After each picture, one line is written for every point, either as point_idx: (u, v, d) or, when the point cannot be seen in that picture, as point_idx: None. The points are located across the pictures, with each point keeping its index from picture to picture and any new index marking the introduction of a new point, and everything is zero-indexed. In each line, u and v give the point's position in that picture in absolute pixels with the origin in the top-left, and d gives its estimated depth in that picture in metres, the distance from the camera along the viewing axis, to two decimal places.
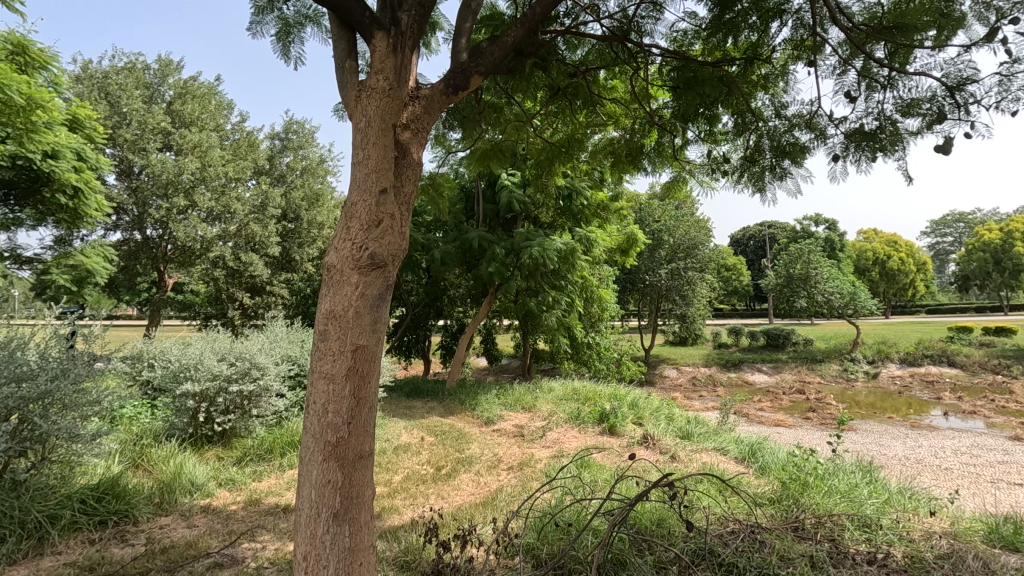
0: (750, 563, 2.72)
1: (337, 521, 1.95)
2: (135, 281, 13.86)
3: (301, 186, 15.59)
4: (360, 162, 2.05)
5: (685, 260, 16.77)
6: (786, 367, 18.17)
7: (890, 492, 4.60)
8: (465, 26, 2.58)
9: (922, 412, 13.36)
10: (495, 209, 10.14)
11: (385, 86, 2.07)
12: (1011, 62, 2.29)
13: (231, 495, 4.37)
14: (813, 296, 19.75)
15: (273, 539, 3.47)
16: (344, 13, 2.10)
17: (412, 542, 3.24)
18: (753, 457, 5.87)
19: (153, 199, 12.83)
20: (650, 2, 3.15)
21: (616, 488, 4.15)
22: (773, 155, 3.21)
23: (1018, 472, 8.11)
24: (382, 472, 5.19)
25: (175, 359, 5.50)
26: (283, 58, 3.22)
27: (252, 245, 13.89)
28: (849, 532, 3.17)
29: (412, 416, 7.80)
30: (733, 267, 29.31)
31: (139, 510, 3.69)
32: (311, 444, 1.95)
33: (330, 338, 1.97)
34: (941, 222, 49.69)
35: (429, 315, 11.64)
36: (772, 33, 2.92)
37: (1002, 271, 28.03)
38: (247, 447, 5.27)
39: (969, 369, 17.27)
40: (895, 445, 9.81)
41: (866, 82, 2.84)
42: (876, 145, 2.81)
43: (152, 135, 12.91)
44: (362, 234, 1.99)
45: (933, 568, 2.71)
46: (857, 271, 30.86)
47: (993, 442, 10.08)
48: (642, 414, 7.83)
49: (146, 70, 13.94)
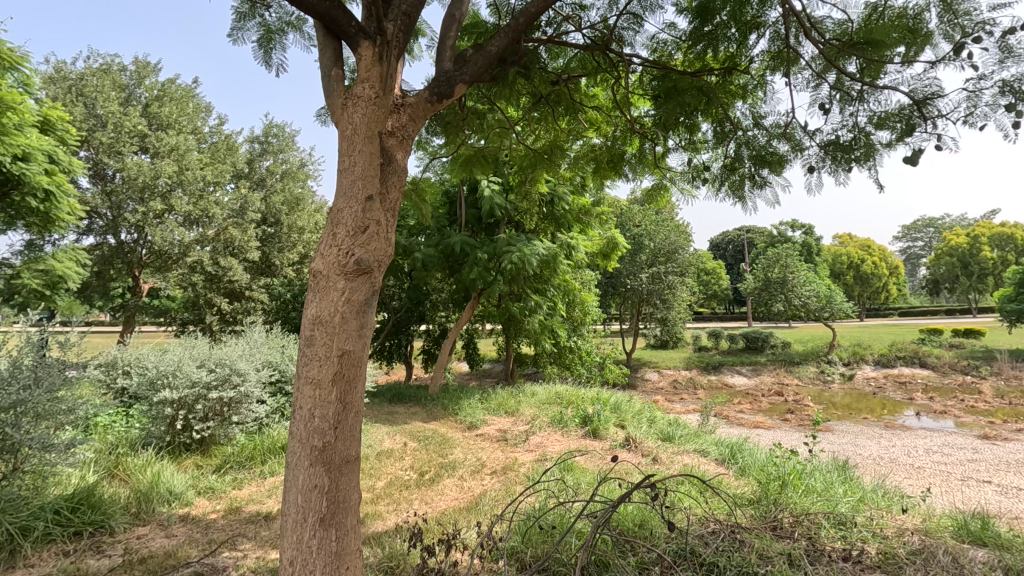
0: (730, 562, 2.77)
1: (324, 526, 1.95)
2: (109, 286, 13.60)
3: (281, 191, 15.44)
4: (346, 169, 2.07)
5: (666, 264, 17.00)
6: (764, 369, 18.51)
7: (864, 490, 4.73)
8: (449, 33, 2.61)
9: (896, 412, 13.70)
10: (477, 213, 10.18)
11: (371, 94, 2.10)
12: (976, 79, 2.41)
13: (211, 503, 4.32)
14: (791, 299, 20.15)
15: (255, 547, 3.45)
16: (329, 22, 2.12)
17: (396, 548, 3.25)
18: (733, 458, 6.00)
19: (127, 203, 12.62)
20: (630, 13, 3.22)
21: (598, 490, 4.26)
22: (752, 163, 3.29)
23: (986, 469, 8.36)
24: (366, 478, 5.17)
25: (152, 366, 5.42)
26: (264, 65, 3.20)
27: (231, 250, 13.53)
28: (826, 530, 3.25)
29: (394, 422, 7.77)
30: (713, 271, 29.70)
31: (116, 521, 3.63)
32: (297, 449, 1.96)
33: (316, 343, 1.98)
34: (912, 227, 51.20)
35: (411, 321, 11.66)
36: (750, 45, 3.00)
37: (970, 275, 28.93)
38: (227, 454, 5.20)
39: (939, 370, 17.77)
40: (871, 445, 10.04)
41: (839, 95, 2.95)
42: (852, 157, 2.91)
43: (128, 138, 12.70)
44: (348, 240, 2.01)
45: (906, 563, 2.80)
46: (833, 274, 31.55)
47: (963, 441, 10.37)
48: (624, 417, 7.93)
49: (122, 72, 13.70)
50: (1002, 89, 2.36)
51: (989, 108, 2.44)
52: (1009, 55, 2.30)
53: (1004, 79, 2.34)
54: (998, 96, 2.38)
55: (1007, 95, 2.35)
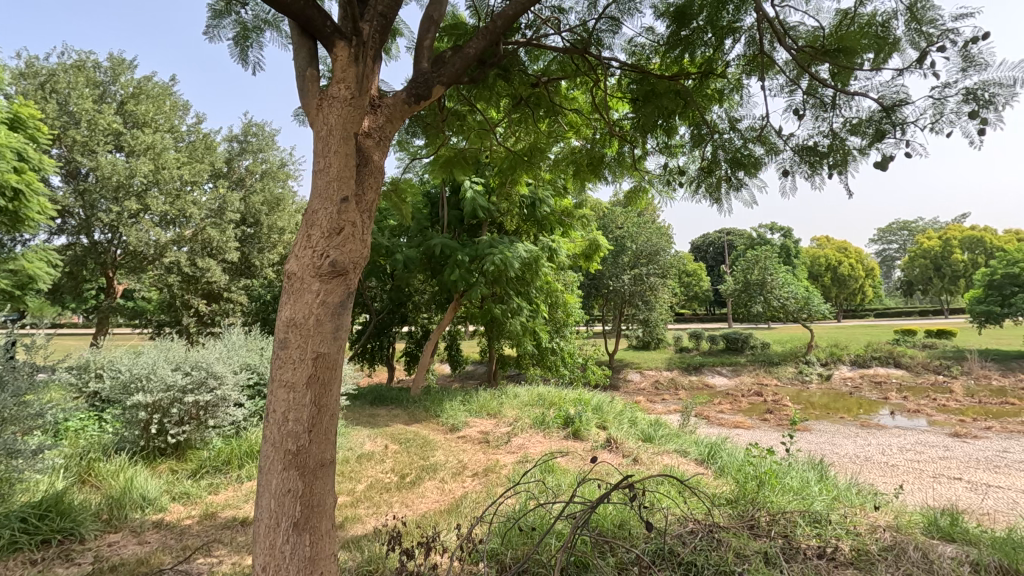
0: (707, 562, 2.80)
1: (297, 530, 1.93)
2: (82, 287, 13.29)
3: (261, 191, 15.23)
4: (322, 170, 2.05)
5: (648, 266, 17.15)
6: (744, 370, 18.75)
7: (838, 489, 4.80)
8: (427, 35, 2.59)
9: (871, 412, 13.96)
10: (460, 215, 10.17)
11: (346, 96, 2.08)
12: (941, 86, 2.47)
13: (186, 509, 4.24)
14: (770, 300, 20.46)
15: (230, 553, 3.39)
16: (305, 22, 2.10)
17: (375, 551, 3.22)
18: (712, 457, 6.07)
19: (101, 202, 12.32)
20: (609, 17, 3.24)
21: (578, 492, 4.31)
22: (728, 166, 3.32)
23: (957, 467, 8.57)
24: (346, 481, 5.12)
25: (126, 368, 5.30)
26: (240, 63, 3.13)
27: (209, 250, 13.33)
28: (801, 528, 3.30)
29: (376, 424, 7.71)
30: (694, 273, 30.05)
31: (86, 528, 3.54)
32: (271, 453, 1.94)
33: (290, 346, 1.96)
34: (887, 230, 52.39)
35: (393, 322, 11.58)
36: (726, 49, 3.05)
37: (942, 277, 29.68)
38: (203, 459, 5.12)
39: (913, 369, 18.18)
40: (847, 444, 10.22)
41: (812, 101, 3.01)
42: (824, 161, 2.98)
43: (102, 136, 12.43)
44: (323, 242, 1.99)
45: (877, 559, 2.87)
46: (811, 276, 32.13)
47: (936, 439, 10.63)
48: (606, 418, 7.98)
49: (96, 68, 13.38)
50: (966, 96, 2.42)
51: (954, 115, 2.50)
52: (972, 63, 2.36)
53: (968, 86, 2.40)
54: (963, 103, 2.44)
55: (971, 103, 2.41)
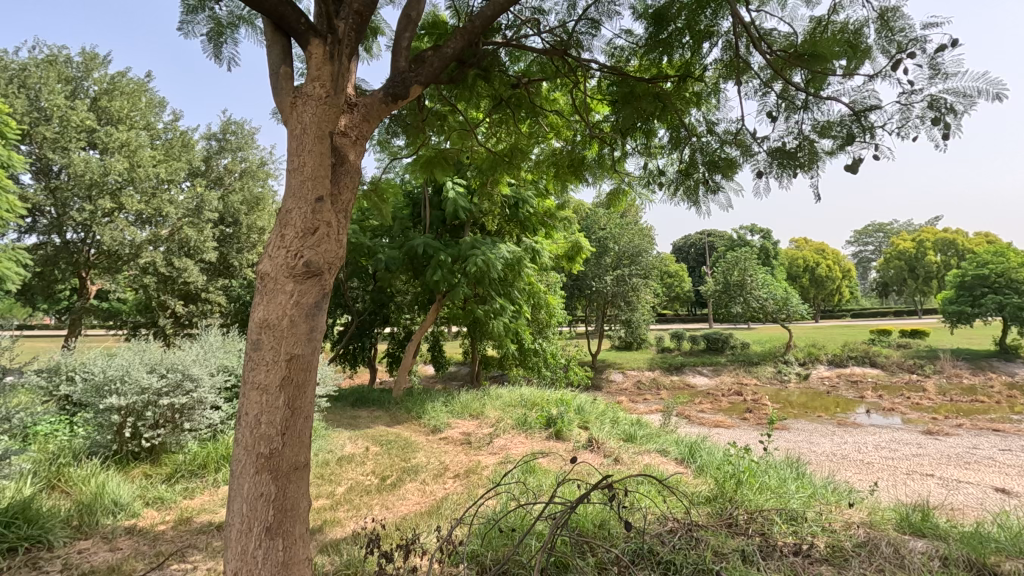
0: (687, 560, 2.81)
1: (270, 535, 1.89)
2: (53, 288, 12.81)
3: (240, 190, 15.03)
4: (295, 169, 2.02)
5: (630, 267, 17.29)
6: (724, 369, 19.02)
7: (815, 487, 4.87)
8: (404, 35, 2.57)
9: (848, 410, 14.22)
10: (442, 215, 10.13)
11: (321, 94, 2.05)
12: (908, 92, 2.53)
13: (160, 514, 4.15)
14: (749, 301, 20.75)
15: (205, 559, 3.33)
16: (278, 18, 2.07)
17: (354, 555, 3.18)
18: (691, 457, 6.13)
19: (74, 201, 11.99)
20: (588, 19, 3.25)
21: (559, 492, 4.35)
22: (705, 168, 3.35)
23: (929, 463, 8.78)
24: (325, 484, 5.05)
25: (99, 371, 5.17)
26: (214, 59, 3.08)
27: (186, 250, 13.11)
28: (779, 525, 3.34)
29: (357, 426, 7.64)
30: (676, 274, 30.36)
31: (55, 535, 3.44)
32: (242, 457, 1.91)
33: (263, 347, 1.93)
34: (863, 232, 53.50)
35: (375, 323, 11.49)
36: (703, 53, 3.08)
37: (916, 278, 30.38)
38: (178, 462, 5.01)
39: (888, 369, 18.55)
40: (823, 443, 10.41)
41: (785, 104, 3.06)
42: (796, 164, 3.02)
43: (75, 132, 12.12)
44: (297, 242, 1.96)
45: (851, 555, 2.92)
46: (789, 277, 32.65)
47: (909, 437, 10.87)
48: (588, 418, 8.02)
49: (68, 63, 13.02)
50: (931, 103, 2.48)
51: (920, 121, 2.56)
52: (937, 72, 2.43)
53: (933, 93, 2.46)
54: (928, 109, 2.50)
55: (935, 110, 2.48)
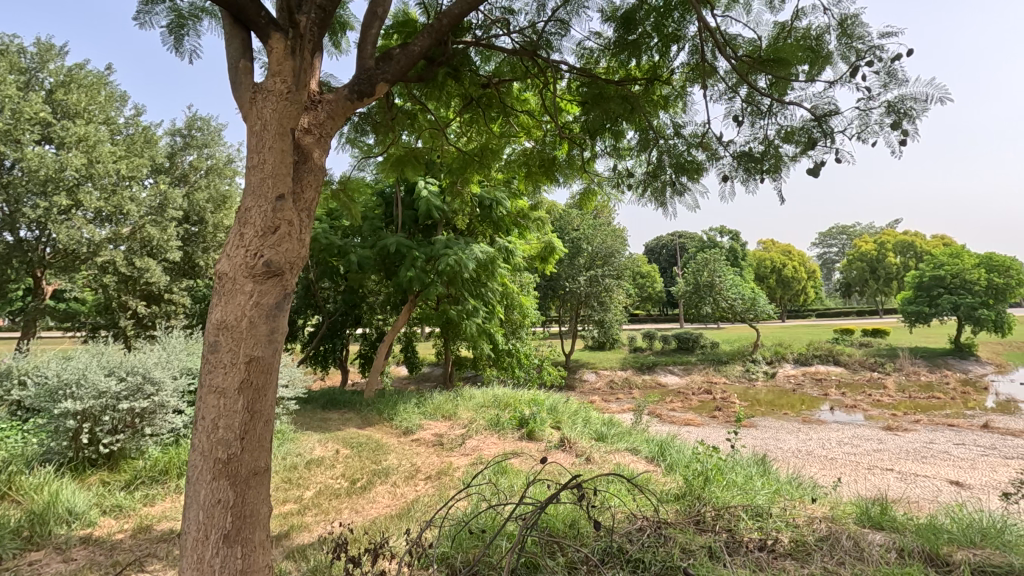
0: (655, 557, 2.84)
1: (228, 542, 1.84)
2: (6, 288, 12.27)
3: (206, 187, 14.66)
4: (255, 167, 1.97)
5: (603, 268, 17.47)
6: (694, 368, 19.38)
7: (780, 483, 4.99)
8: (371, 30, 2.53)
9: (812, 407, 14.64)
10: (415, 215, 10.06)
11: (283, 90, 2.00)
12: (866, 99, 2.61)
13: (118, 523, 4.00)
14: (719, 301, 21.13)
15: (165, 568, 3.23)
16: (238, 11, 2.03)
17: (320, 560, 3.13)
18: (661, 456, 6.19)
19: (28, 197, 11.49)
20: (557, 19, 3.25)
21: (529, 492, 4.39)
22: (672, 170, 3.40)
23: (889, 458, 9.07)
24: (293, 488, 4.95)
25: (54, 374, 4.98)
26: (175, 52, 2.98)
27: (148, 249, 12.77)
28: (744, 522, 3.39)
29: (327, 428, 7.52)
30: (647, 275, 30.76)
31: (4, 547, 3.28)
32: (199, 463, 1.85)
33: (221, 349, 1.87)
34: (827, 234, 55.18)
35: (347, 324, 11.30)
36: (671, 56, 3.12)
37: (877, 279, 31.43)
38: (138, 469, 4.83)
39: (851, 367, 19.09)
40: (789, 439, 10.67)
41: (750, 109, 3.12)
42: (760, 168, 3.09)
43: (28, 125, 11.58)
44: (257, 241, 1.91)
45: (812, 549, 3.00)
46: (757, 278, 33.43)
47: (870, 433, 11.22)
48: (560, 418, 8.05)
49: (21, 54, 12.48)
50: (888, 109, 2.56)
51: (878, 126, 2.64)
52: (892, 78, 2.51)
53: (889, 99, 2.55)
54: (886, 115, 2.58)
55: (892, 116, 2.56)
